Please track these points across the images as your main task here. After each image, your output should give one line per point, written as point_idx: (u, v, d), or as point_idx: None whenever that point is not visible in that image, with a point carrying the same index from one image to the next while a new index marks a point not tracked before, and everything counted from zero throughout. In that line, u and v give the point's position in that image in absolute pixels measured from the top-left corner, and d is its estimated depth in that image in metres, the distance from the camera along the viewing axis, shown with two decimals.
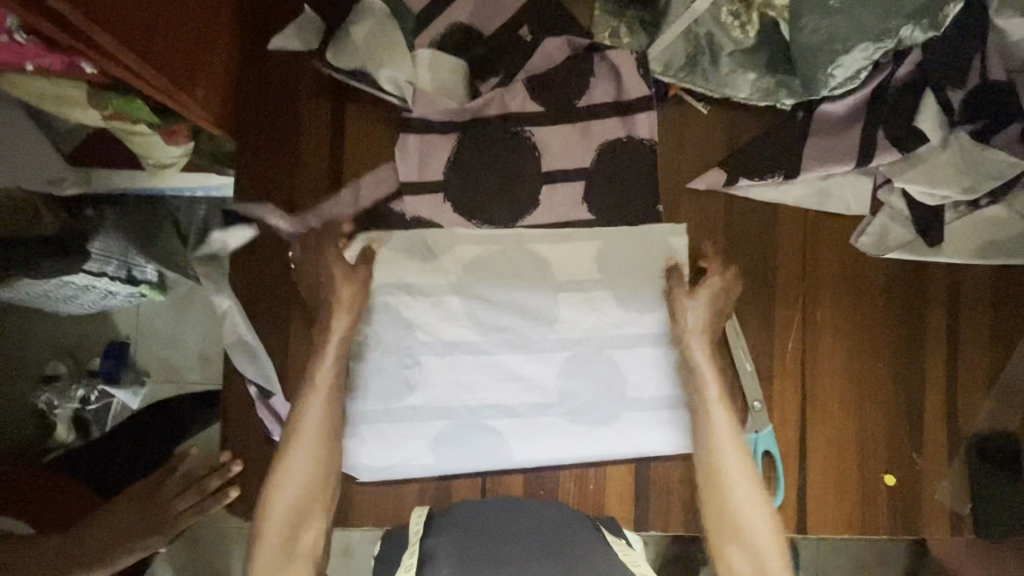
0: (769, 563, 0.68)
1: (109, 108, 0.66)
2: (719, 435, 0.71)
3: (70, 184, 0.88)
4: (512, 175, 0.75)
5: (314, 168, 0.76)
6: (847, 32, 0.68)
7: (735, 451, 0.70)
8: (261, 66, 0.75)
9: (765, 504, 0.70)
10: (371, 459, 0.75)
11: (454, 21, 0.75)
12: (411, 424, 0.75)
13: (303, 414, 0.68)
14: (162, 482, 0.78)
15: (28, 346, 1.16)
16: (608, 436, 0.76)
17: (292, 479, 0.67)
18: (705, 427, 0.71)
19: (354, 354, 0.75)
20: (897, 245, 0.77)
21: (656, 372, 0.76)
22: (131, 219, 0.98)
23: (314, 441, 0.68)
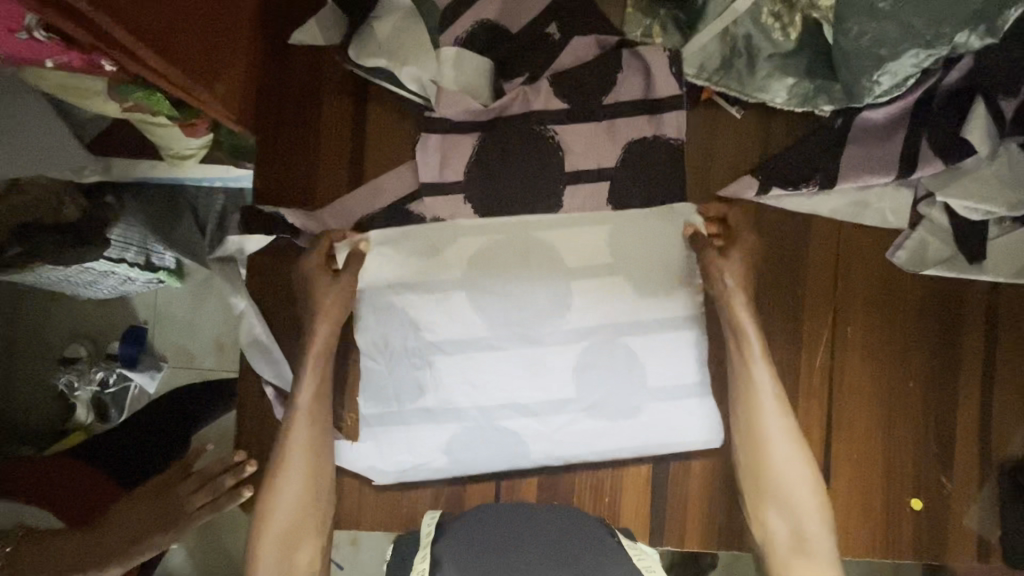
0: (808, 524, 0.68)
1: (130, 101, 0.65)
2: (763, 402, 0.70)
3: (91, 172, 0.89)
4: (534, 177, 0.73)
5: (332, 165, 0.74)
6: (896, 37, 0.64)
7: (779, 414, 0.70)
8: (281, 60, 0.73)
9: (811, 473, 0.70)
10: (384, 462, 0.75)
11: (480, 18, 0.72)
12: (426, 428, 0.74)
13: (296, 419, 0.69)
14: (182, 478, 0.77)
15: (51, 328, 1.18)
16: (627, 429, 0.74)
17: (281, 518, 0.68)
18: (750, 394, 0.70)
19: (362, 356, 0.74)
20: (936, 261, 0.73)
21: (677, 372, 0.74)
22: (150, 203, 0.96)
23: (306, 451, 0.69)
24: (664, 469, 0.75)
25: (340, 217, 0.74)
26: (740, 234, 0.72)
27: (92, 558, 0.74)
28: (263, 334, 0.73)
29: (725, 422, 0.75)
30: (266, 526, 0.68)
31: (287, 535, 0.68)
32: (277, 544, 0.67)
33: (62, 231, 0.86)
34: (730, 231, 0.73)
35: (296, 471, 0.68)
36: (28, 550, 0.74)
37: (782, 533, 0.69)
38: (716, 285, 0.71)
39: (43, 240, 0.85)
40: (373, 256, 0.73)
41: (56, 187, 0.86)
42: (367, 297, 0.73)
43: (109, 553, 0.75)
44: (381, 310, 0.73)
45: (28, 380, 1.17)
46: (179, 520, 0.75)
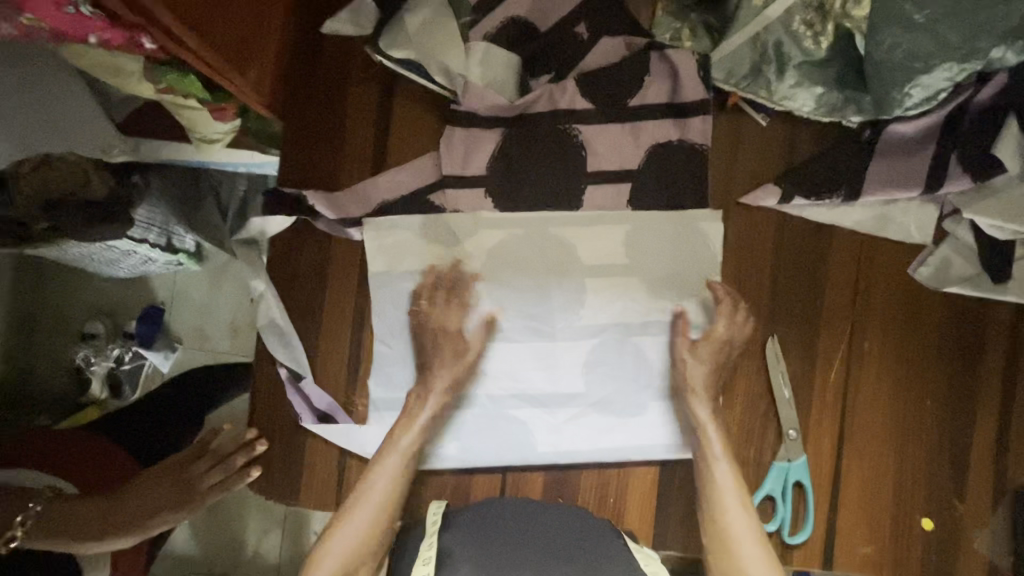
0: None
1: (163, 83, 0.67)
2: (722, 480, 0.66)
3: (121, 153, 0.87)
4: (555, 174, 0.73)
5: (357, 154, 0.75)
6: (930, 50, 0.63)
7: (744, 514, 0.65)
8: (313, 47, 0.74)
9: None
10: None
11: (510, 15, 0.72)
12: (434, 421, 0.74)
13: (387, 453, 0.68)
14: (196, 458, 0.77)
15: (71, 302, 1.20)
16: (633, 427, 0.74)
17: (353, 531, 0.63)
18: (711, 492, 0.66)
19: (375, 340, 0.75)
20: (958, 278, 0.73)
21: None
22: (173, 183, 0.96)
23: (387, 487, 0.66)
24: (671, 474, 0.75)
25: (358, 204, 0.74)
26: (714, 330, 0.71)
27: (107, 531, 0.73)
28: (280, 317, 0.74)
29: (735, 429, 0.75)
30: (319, 567, 0.62)
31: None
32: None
33: (89, 207, 0.87)
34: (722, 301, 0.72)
35: (369, 503, 0.65)
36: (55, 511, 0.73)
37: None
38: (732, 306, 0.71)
39: (71, 215, 0.86)
40: (392, 245, 0.73)
41: (86, 164, 0.85)
42: (384, 278, 0.74)
43: (124, 526, 0.74)
44: (396, 297, 0.74)
45: (47, 353, 1.20)
46: (194, 497, 0.76)
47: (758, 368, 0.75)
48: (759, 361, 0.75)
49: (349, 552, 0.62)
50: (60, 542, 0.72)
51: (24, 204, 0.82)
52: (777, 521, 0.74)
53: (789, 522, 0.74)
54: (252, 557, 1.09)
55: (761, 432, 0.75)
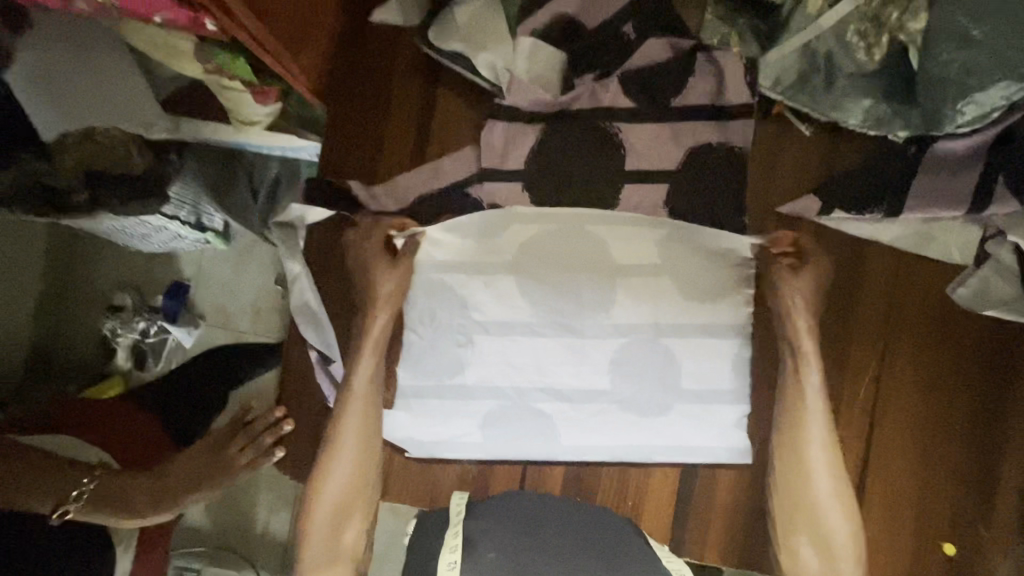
0: (838, 543, 0.66)
1: (212, 63, 0.67)
2: (810, 425, 0.68)
3: (160, 131, 0.83)
4: (594, 172, 0.73)
5: (399, 143, 0.76)
6: (986, 66, 0.62)
7: (828, 449, 0.68)
8: (364, 36, 0.75)
9: (848, 501, 0.68)
10: (419, 433, 0.76)
11: (557, 12, 0.72)
12: (458, 410, 0.75)
13: (346, 420, 0.70)
14: (231, 437, 0.79)
15: (97, 274, 1.18)
16: (656, 427, 0.74)
17: (328, 500, 0.69)
18: (797, 428, 0.68)
19: (406, 327, 0.76)
20: (999, 303, 0.70)
21: (714, 377, 0.73)
22: (210, 163, 0.92)
23: (354, 452, 0.70)
24: (692, 478, 0.75)
25: (393, 196, 0.76)
26: (815, 258, 0.71)
27: (148, 503, 0.75)
28: (313, 300, 0.76)
29: (760, 440, 0.74)
30: (317, 508, 0.68)
31: (333, 523, 0.69)
32: (328, 522, 0.68)
33: (128, 180, 0.86)
34: (804, 254, 0.71)
35: (343, 464, 0.69)
36: (105, 486, 0.73)
37: (808, 546, 0.67)
38: (778, 300, 0.70)
39: (108, 190, 0.86)
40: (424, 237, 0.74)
41: (125, 136, 0.84)
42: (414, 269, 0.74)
43: (168, 498, 0.76)
44: (424, 286, 0.74)
45: (72, 324, 1.18)
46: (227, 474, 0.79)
47: None
48: None
49: (344, 490, 0.69)
50: (104, 517, 0.72)
51: (67, 176, 0.84)
52: None
53: None
54: (262, 535, 1.10)
55: None
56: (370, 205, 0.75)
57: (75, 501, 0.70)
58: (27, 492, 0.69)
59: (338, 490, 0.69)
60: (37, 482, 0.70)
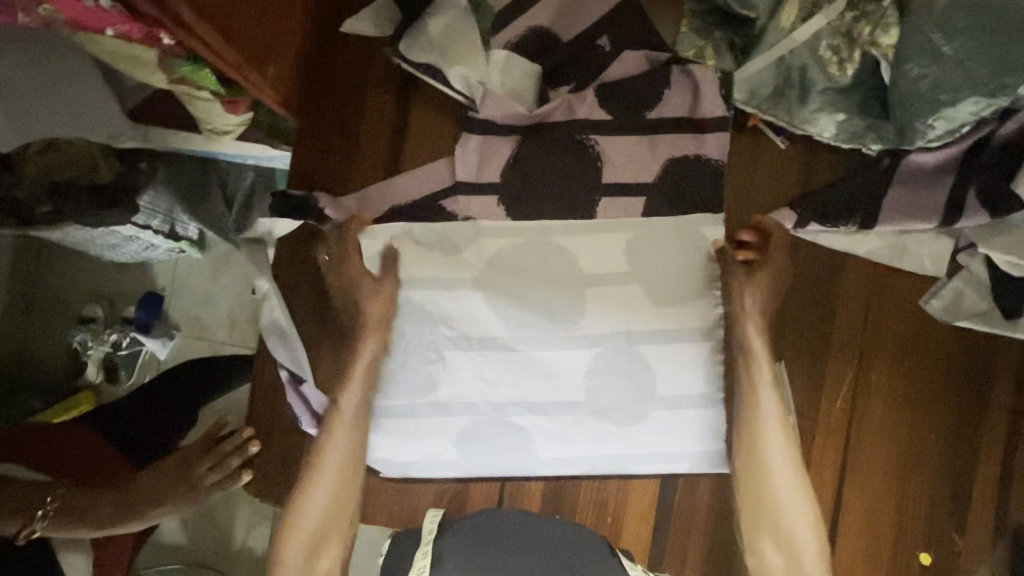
0: (807, 562, 0.65)
1: (176, 74, 0.65)
2: (768, 433, 0.67)
3: (128, 140, 0.80)
4: (569, 184, 0.72)
5: (371, 156, 0.74)
6: (956, 83, 0.62)
7: (790, 465, 0.67)
8: (334, 47, 0.74)
9: (812, 516, 0.66)
10: (395, 454, 0.74)
11: (532, 25, 0.71)
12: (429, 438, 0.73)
13: (331, 442, 0.68)
14: (200, 456, 0.72)
15: (67, 282, 1.14)
16: (633, 438, 0.73)
17: (302, 530, 0.66)
18: (758, 447, 0.67)
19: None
20: (969, 314, 0.71)
21: (687, 384, 0.73)
22: (179, 170, 0.93)
23: (336, 478, 0.67)
24: (671, 490, 0.74)
25: (364, 209, 0.73)
26: (769, 258, 0.69)
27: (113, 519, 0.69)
28: (282, 317, 0.72)
29: None
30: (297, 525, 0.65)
31: (306, 555, 0.66)
32: (300, 556, 0.65)
33: (95, 191, 0.83)
34: (762, 251, 0.70)
35: (322, 490, 0.66)
36: (70, 500, 0.67)
37: (776, 563, 0.66)
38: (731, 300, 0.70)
39: (75, 199, 0.83)
40: (397, 252, 0.72)
41: (93, 149, 0.82)
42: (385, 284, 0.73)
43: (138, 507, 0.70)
44: (391, 303, 0.73)
45: (40, 338, 1.14)
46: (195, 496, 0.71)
47: None
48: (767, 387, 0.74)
49: (325, 506, 0.66)
50: (77, 531, 0.67)
51: (30, 186, 0.81)
52: None
53: None
54: (241, 549, 1.08)
55: None
56: (341, 215, 0.73)
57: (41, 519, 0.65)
58: None
59: (315, 519, 0.66)
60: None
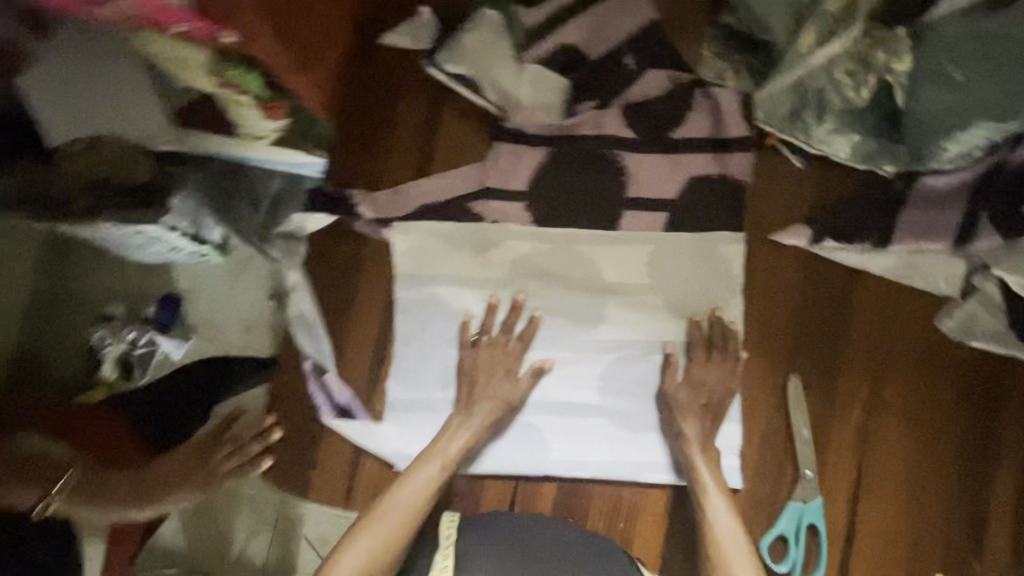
0: None
1: (224, 77, 0.59)
2: (727, 543, 0.65)
3: (163, 141, 0.71)
4: (590, 193, 0.75)
5: (402, 158, 0.78)
6: (968, 108, 0.65)
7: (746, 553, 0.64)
8: (371, 56, 0.78)
9: None
10: (408, 446, 0.74)
11: (562, 42, 0.75)
12: (456, 449, 0.69)
13: (404, 485, 0.67)
14: (214, 443, 0.73)
15: (48, 274, 0.82)
16: (642, 446, 0.74)
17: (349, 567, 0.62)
18: (716, 536, 0.65)
19: (396, 341, 0.76)
20: (984, 334, 0.72)
21: None
22: (212, 176, 0.76)
23: (398, 522, 0.65)
24: (683, 501, 0.74)
25: (397, 206, 0.77)
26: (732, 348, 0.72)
27: (133, 499, 0.67)
28: (308, 310, 0.78)
29: (752, 466, 0.74)
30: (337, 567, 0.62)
31: None
32: None
33: (126, 190, 0.71)
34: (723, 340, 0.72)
35: (377, 535, 0.64)
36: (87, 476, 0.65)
37: None
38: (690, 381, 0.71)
39: (102, 199, 0.70)
40: (428, 249, 0.76)
41: (128, 147, 0.70)
42: (411, 279, 0.76)
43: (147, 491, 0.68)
44: (418, 296, 0.76)
45: None
46: (206, 483, 0.71)
47: (780, 406, 0.74)
48: (781, 400, 0.74)
49: (370, 554, 0.63)
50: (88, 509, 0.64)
51: (65, 180, 0.68)
52: (788, 564, 0.71)
53: (801, 565, 0.71)
54: None
55: (778, 471, 0.74)
56: (373, 213, 0.78)
57: (58, 492, 0.62)
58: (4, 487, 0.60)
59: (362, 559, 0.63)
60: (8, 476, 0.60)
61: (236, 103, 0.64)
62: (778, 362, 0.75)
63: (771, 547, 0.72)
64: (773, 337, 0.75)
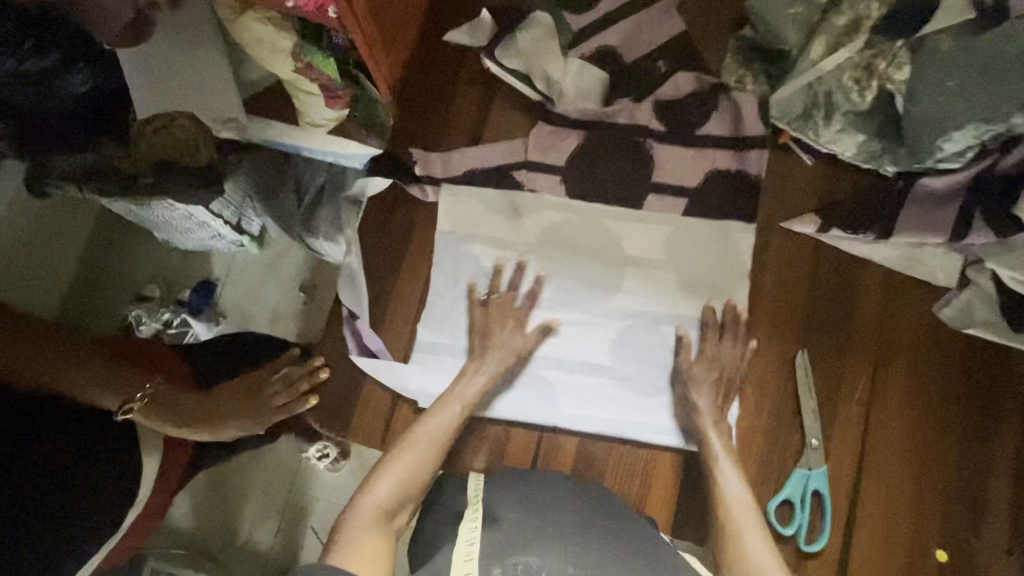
0: None
1: (306, 61, 0.73)
2: (733, 500, 0.69)
3: (230, 129, 0.85)
4: (624, 168, 0.84)
5: (456, 136, 0.88)
6: (959, 111, 0.72)
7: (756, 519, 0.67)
8: (434, 48, 0.89)
9: None
10: (433, 387, 0.81)
11: (603, 43, 0.86)
12: (473, 392, 0.75)
13: (426, 423, 0.72)
14: (269, 379, 0.78)
15: (127, 267, 1.08)
16: (648, 410, 0.79)
17: (379, 493, 0.66)
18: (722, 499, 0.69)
19: (434, 288, 0.84)
20: (980, 322, 0.78)
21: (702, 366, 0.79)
22: (262, 167, 0.89)
23: (420, 457, 0.70)
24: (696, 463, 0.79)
25: (445, 166, 0.86)
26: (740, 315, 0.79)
27: (192, 417, 0.74)
28: (354, 262, 0.85)
29: (760, 434, 0.79)
30: (375, 488, 0.66)
31: (376, 520, 0.64)
32: (368, 521, 0.63)
33: (192, 172, 0.82)
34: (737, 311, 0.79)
35: (400, 467, 0.68)
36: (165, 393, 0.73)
37: None
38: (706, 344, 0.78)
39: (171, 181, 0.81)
40: (461, 214, 0.85)
41: (196, 133, 0.82)
42: (451, 236, 0.85)
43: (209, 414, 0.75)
44: (451, 253, 0.84)
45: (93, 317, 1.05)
46: (259, 418, 0.76)
47: (789, 376, 0.80)
48: (790, 371, 0.80)
49: (397, 486, 0.67)
50: (159, 423, 0.72)
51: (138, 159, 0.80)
52: (795, 527, 0.76)
53: (806, 529, 0.76)
54: None
55: (786, 439, 0.79)
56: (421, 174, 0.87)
57: (138, 400, 0.71)
58: (96, 386, 0.69)
59: (389, 487, 0.67)
60: (104, 378, 0.70)
61: (304, 92, 0.80)
62: (786, 338, 0.81)
63: (778, 509, 0.77)
64: (783, 315, 0.81)
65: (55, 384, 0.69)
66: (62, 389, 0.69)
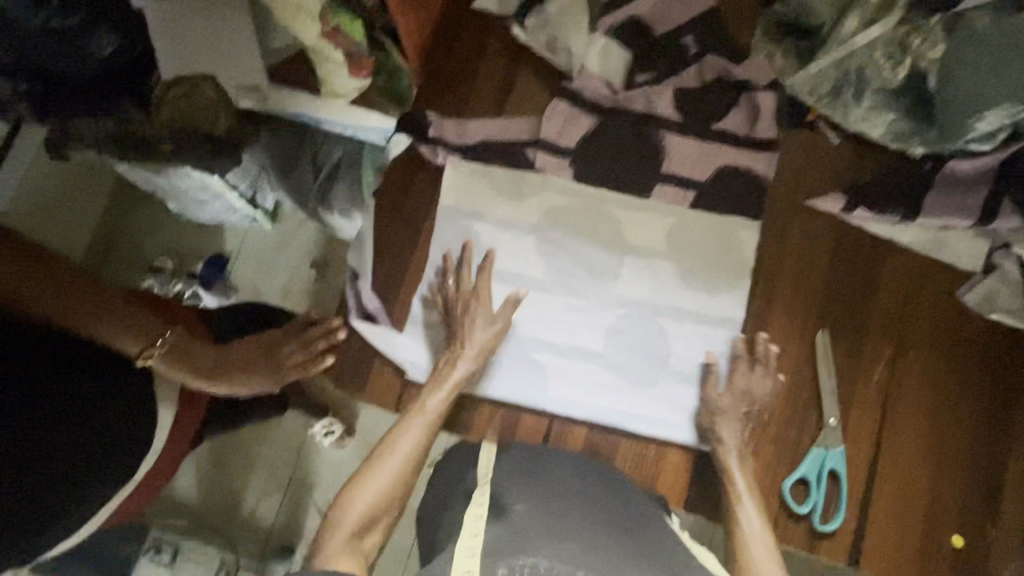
0: None
1: (334, 21, 0.72)
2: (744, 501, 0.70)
3: (254, 100, 0.77)
4: (645, 150, 0.83)
5: (479, 106, 0.87)
6: (991, 91, 0.70)
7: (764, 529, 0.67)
8: (460, 18, 0.89)
9: None
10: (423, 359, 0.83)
11: (631, 18, 0.85)
12: (456, 377, 0.74)
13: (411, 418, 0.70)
14: (286, 339, 0.78)
15: (139, 234, 1.00)
16: (642, 398, 0.80)
17: (369, 490, 0.63)
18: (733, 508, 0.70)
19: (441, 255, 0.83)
20: (1005, 308, 0.77)
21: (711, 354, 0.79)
22: (278, 144, 0.84)
23: (402, 459, 0.66)
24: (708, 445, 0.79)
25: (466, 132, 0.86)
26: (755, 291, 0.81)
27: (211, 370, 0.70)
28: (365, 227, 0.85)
29: (774, 418, 0.78)
30: (360, 488, 0.64)
31: (364, 519, 0.62)
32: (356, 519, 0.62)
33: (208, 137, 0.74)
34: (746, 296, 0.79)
35: (383, 472, 0.65)
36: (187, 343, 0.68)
37: None
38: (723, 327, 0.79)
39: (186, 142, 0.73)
40: (461, 194, 0.84)
41: (218, 96, 0.73)
42: (452, 212, 0.84)
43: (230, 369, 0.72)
44: (450, 226, 0.84)
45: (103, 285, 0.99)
46: (275, 379, 0.76)
47: (806, 360, 0.79)
48: (808, 354, 0.79)
49: (383, 491, 0.64)
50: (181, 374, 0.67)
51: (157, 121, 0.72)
52: (809, 505, 0.75)
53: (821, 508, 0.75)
54: None
55: (800, 423, 0.78)
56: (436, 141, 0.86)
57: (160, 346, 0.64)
58: (115, 326, 0.61)
59: (376, 486, 0.64)
60: (123, 317, 0.62)
61: (327, 57, 0.75)
62: (804, 321, 0.80)
63: (793, 489, 0.77)
64: (800, 300, 0.80)
65: (63, 320, 0.59)
66: (73, 326, 0.60)
